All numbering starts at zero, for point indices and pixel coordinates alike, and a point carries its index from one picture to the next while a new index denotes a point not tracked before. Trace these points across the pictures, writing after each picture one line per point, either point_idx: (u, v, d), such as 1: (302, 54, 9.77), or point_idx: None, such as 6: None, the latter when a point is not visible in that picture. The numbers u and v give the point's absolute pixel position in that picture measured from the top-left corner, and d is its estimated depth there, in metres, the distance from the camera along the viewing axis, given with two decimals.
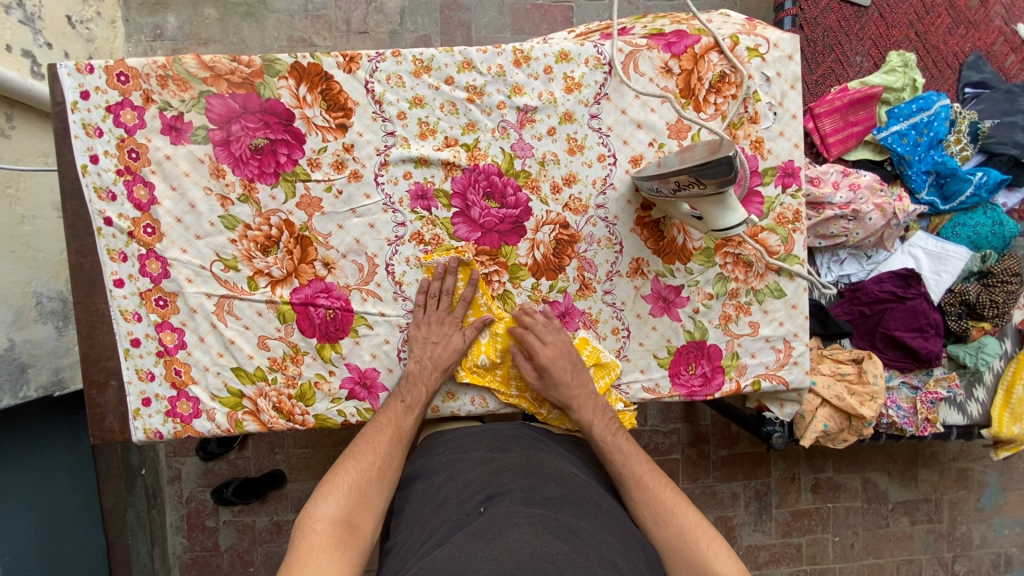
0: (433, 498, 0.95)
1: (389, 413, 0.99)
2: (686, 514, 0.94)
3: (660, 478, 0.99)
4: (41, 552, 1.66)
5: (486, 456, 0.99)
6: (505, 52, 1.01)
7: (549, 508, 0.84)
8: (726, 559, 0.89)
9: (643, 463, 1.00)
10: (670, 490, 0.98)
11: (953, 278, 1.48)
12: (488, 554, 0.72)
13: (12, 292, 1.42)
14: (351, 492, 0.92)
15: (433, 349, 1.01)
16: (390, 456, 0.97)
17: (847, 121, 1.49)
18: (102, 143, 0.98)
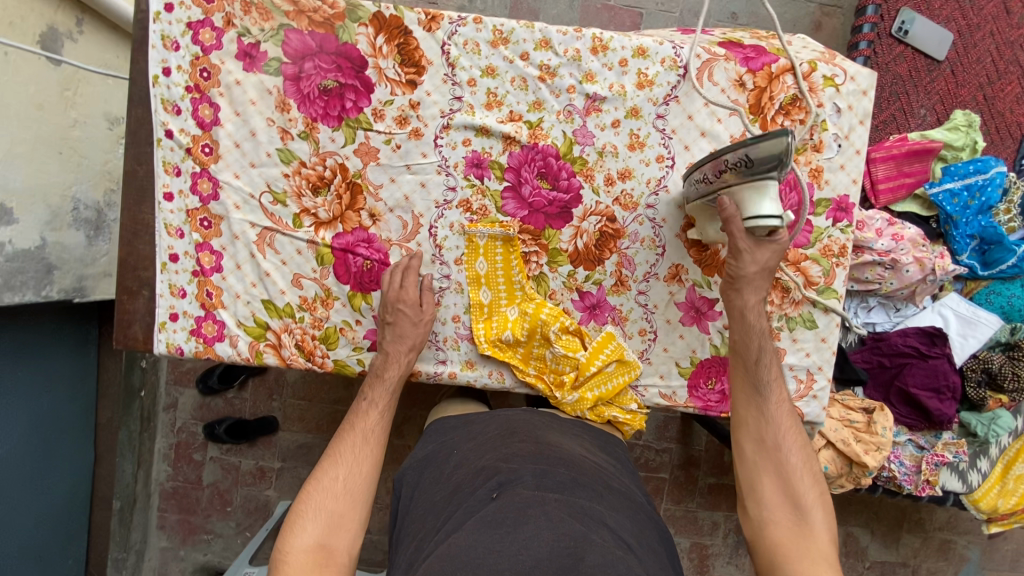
0: (445, 485, 0.94)
1: (356, 418, 0.99)
2: (802, 453, 0.97)
3: (790, 410, 0.99)
4: (31, 453, 1.67)
5: (495, 442, 1.00)
6: (585, 38, 1.02)
7: (563, 493, 0.85)
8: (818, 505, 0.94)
9: (781, 393, 0.99)
10: (798, 427, 0.99)
11: (978, 344, 1.47)
12: (506, 548, 0.74)
13: (51, 192, 1.44)
14: (319, 515, 0.88)
15: (405, 329, 0.99)
16: (356, 466, 0.94)
17: (901, 171, 1.47)
18: (176, 57, 0.99)
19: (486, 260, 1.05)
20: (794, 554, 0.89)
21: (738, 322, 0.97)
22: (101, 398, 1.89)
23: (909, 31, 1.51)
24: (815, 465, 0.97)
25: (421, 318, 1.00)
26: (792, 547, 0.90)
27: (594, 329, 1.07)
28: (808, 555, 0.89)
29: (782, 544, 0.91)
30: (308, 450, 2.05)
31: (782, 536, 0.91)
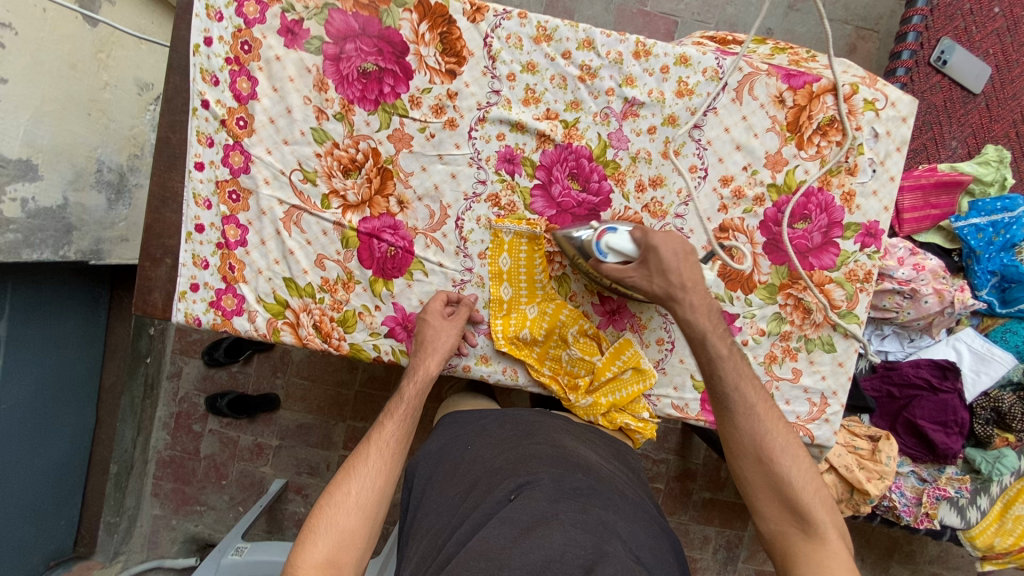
0: (460, 482, 0.95)
1: (375, 434, 0.97)
2: (794, 456, 0.95)
3: (773, 414, 0.96)
4: (37, 412, 1.67)
5: (511, 442, 1.00)
6: (628, 41, 1.01)
7: (580, 500, 0.86)
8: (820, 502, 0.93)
9: (758, 399, 0.96)
10: (784, 428, 0.96)
11: (990, 382, 1.46)
12: (520, 549, 0.75)
13: (77, 151, 1.43)
14: (330, 529, 0.87)
15: (438, 339, 0.98)
16: (370, 480, 0.92)
17: (928, 201, 1.46)
18: (219, 28, 0.98)
19: (509, 256, 1.04)
20: (804, 562, 0.90)
21: (693, 340, 0.94)
22: (108, 360, 1.92)
23: (948, 61, 1.50)
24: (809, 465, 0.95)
25: (448, 330, 0.99)
26: (803, 554, 0.90)
27: (611, 334, 1.06)
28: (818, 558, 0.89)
29: (792, 552, 0.91)
30: (307, 431, 2.05)
31: (790, 544, 0.92)
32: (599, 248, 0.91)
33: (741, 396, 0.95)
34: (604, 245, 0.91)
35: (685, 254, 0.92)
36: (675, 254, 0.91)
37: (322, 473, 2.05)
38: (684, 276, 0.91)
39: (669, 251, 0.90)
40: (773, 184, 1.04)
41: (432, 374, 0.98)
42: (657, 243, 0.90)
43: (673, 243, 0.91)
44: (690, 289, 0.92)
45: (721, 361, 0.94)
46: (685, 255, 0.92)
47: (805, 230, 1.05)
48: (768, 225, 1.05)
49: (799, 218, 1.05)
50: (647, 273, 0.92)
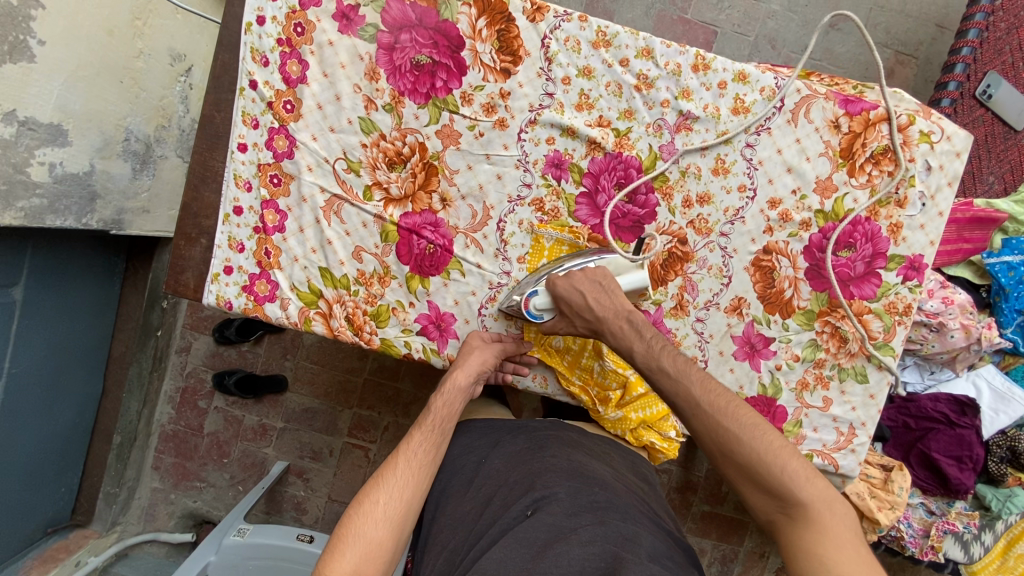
0: (474, 497, 0.95)
1: (404, 446, 0.95)
2: (760, 437, 0.83)
3: (726, 398, 0.87)
4: (45, 379, 1.64)
5: (526, 455, 0.99)
6: (688, 53, 0.99)
7: (599, 513, 0.85)
8: (805, 481, 0.80)
9: (701, 385, 0.87)
10: (742, 409, 0.86)
11: (1009, 421, 1.45)
12: (537, 566, 0.76)
13: (107, 119, 1.40)
14: (357, 540, 0.84)
15: (469, 355, 0.98)
16: (397, 492, 0.89)
17: (961, 236, 1.45)
18: (272, 7, 0.96)
19: (550, 261, 1.02)
20: (802, 553, 0.76)
21: (627, 359, 0.92)
22: (118, 332, 1.88)
23: (994, 96, 1.48)
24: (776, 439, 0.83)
25: (484, 351, 0.98)
26: (798, 544, 0.77)
27: None
28: (819, 549, 0.75)
29: (793, 549, 0.77)
30: (312, 416, 2.04)
31: (787, 540, 0.78)
32: (532, 314, 0.96)
33: (680, 388, 0.87)
34: (534, 308, 0.96)
35: (594, 286, 0.93)
36: (582, 291, 0.92)
37: (325, 459, 2.04)
38: (595, 309, 0.91)
39: (572, 290, 0.92)
40: (821, 210, 1.03)
41: (462, 387, 0.97)
42: (558, 291, 0.92)
43: (576, 283, 0.93)
44: (602, 316, 0.90)
45: (657, 360, 0.89)
46: (590, 289, 0.92)
47: (848, 258, 1.04)
48: (811, 251, 1.03)
49: (844, 246, 1.04)
50: (569, 321, 0.95)
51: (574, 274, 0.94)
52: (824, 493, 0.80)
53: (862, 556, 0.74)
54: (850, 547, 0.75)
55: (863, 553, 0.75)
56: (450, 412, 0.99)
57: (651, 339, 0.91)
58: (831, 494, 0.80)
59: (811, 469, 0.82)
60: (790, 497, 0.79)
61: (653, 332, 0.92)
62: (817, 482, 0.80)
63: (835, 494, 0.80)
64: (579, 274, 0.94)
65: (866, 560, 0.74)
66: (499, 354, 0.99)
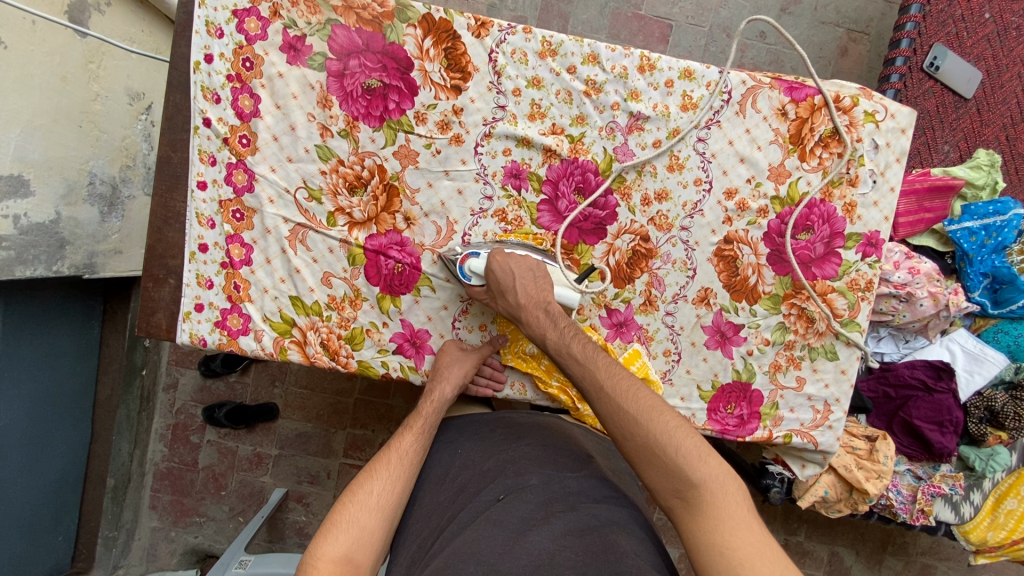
0: (449, 486, 0.96)
1: (397, 443, 0.96)
2: (657, 420, 0.83)
3: (625, 380, 0.87)
4: (31, 430, 1.63)
5: (500, 443, 1.00)
6: (633, 55, 1.01)
7: (567, 500, 0.87)
8: (701, 462, 0.79)
9: (605, 369, 0.88)
10: (641, 391, 0.86)
11: (984, 381, 1.50)
12: (510, 553, 0.77)
13: (69, 165, 1.40)
14: (350, 526, 0.83)
15: (455, 368, 0.99)
16: (391, 483, 0.90)
17: (922, 206, 1.47)
18: (219, 44, 0.97)
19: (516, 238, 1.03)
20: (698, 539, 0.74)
21: (539, 344, 0.94)
22: (102, 375, 1.86)
23: (941, 67, 1.52)
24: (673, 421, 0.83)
25: (465, 361, 1.01)
26: (695, 531, 0.74)
27: (619, 347, 1.07)
28: (714, 534, 0.73)
29: (691, 537, 0.75)
30: (306, 440, 2.04)
31: (684, 529, 0.76)
32: (462, 271, 0.97)
33: (587, 370, 0.89)
34: (468, 269, 0.97)
35: (528, 273, 0.96)
36: (512, 273, 0.95)
37: (323, 481, 2.04)
38: (518, 295, 0.93)
39: (505, 272, 0.95)
40: (776, 196, 1.05)
41: (449, 398, 0.99)
42: (494, 266, 0.94)
43: (512, 265, 0.95)
44: (522, 302, 0.92)
45: (567, 346, 0.91)
46: (523, 276, 0.95)
47: (807, 240, 1.06)
48: (771, 236, 1.06)
49: (802, 229, 1.06)
50: (492, 296, 0.97)
51: (514, 256, 0.97)
52: (719, 474, 0.78)
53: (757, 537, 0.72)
54: (745, 529, 0.73)
55: (758, 534, 0.73)
56: (438, 416, 1.00)
57: (564, 327, 0.93)
58: (726, 475, 0.78)
59: (707, 450, 0.81)
60: (684, 480, 0.77)
61: (569, 322, 0.94)
62: (713, 463, 0.79)
63: (731, 476, 0.78)
64: (518, 258, 0.97)
65: (763, 542, 0.73)
66: (476, 365, 1.01)
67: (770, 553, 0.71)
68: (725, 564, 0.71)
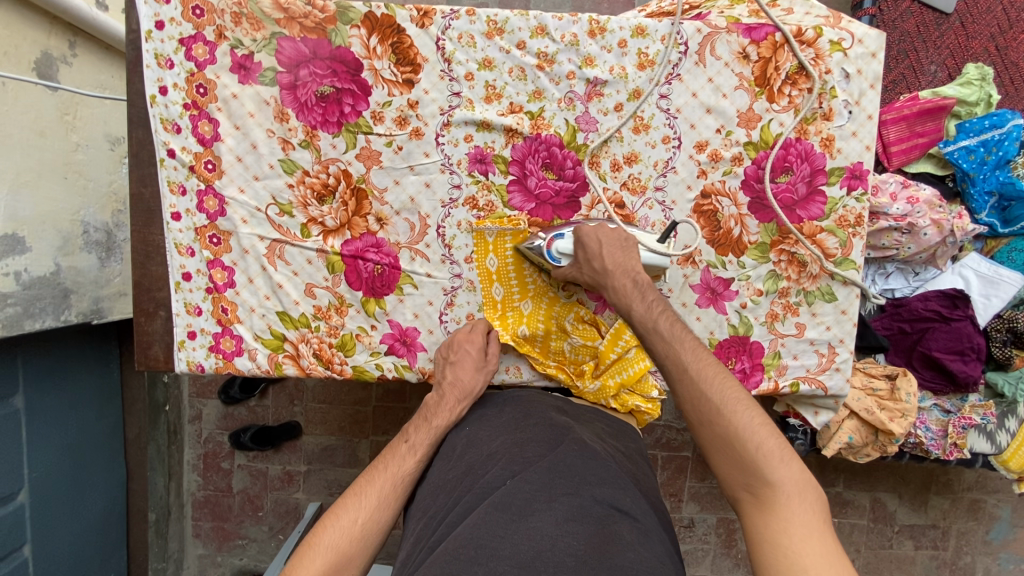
0: (457, 465, 0.95)
1: (391, 462, 0.97)
2: (741, 412, 0.83)
3: (710, 367, 0.86)
4: (67, 477, 1.69)
5: (509, 425, 0.99)
6: (581, 21, 0.99)
7: (574, 481, 0.86)
8: (782, 463, 0.79)
9: (691, 352, 0.88)
10: (729, 382, 0.86)
11: (1003, 304, 1.43)
12: (510, 537, 0.77)
13: (61, 218, 1.45)
14: (328, 550, 0.84)
15: (450, 369, 1.00)
16: (380, 510, 0.91)
17: (914, 130, 1.43)
18: (172, 75, 0.98)
19: (496, 255, 1.03)
20: (762, 535, 0.75)
21: (624, 315, 0.93)
22: (128, 416, 1.92)
23: None
24: (765, 418, 0.83)
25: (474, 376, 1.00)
26: (760, 526, 0.76)
27: (609, 318, 1.06)
28: (779, 535, 0.74)
29: (753, 531, 0.76)
30: (332, 452, 2.08)
31: (750, 525, 0.77)
32: (550, 255, 0.97)
33: (671, 350, 0.88)
34: (554, 251, 0.96)
35: (616, 241, 0.96)
36: (599, 240, 0.95)
37: None
38: (606, 261, 0.93)
39: (592, 239, 0.95)
40: (749, 141, 1.03)
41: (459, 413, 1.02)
42: (582, 234, 0.95)
43: (601, 233, 0.96)
44: (609, 268, 0.92)
45: (654, 321, 0.90)
46: (610, 242, 0.95)
47: (788, 182, 1.03)
48: (750, 183, 1.03)
49: (781, 172, 1.03)
50: (579, 268, 0.96)
51: (602, 226, 0.97)
52: (799, 480, 0.78)
53: (829, 550, 0.72)
54: (817, 540, 0.73)
55: (829, 546, 0.72)
56: (437, 434, 1.01)
57: (652, 301, 0.92)
58: (806, 483, 0.78)
59: (791, 453, 0.80)
60: (760, 477, 0.78)
61: (656, 296, 0.92)
62: (793, 467, 0.79)
63: (811, 484, 0.78)
64: (606, 229, 0.97)
65: (833, 554, 0.71)
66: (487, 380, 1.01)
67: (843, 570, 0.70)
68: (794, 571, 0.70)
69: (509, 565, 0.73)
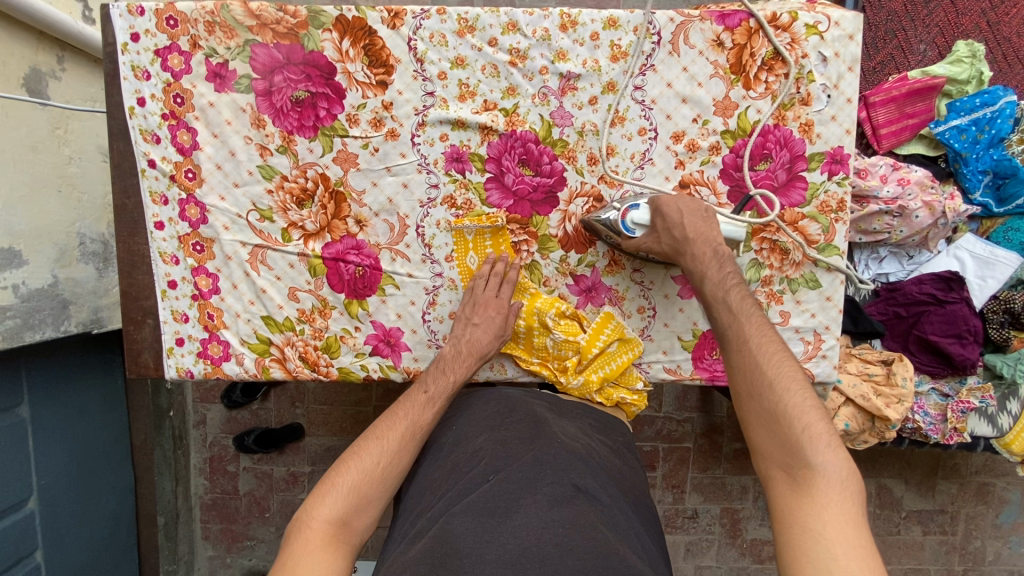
0: (444, 464, 0.96)
1: (408, 406, 0.98)
2: (793, 391, 0.82)
3: (772, 345, 0.86)
4: (75, 483, 1.73)
5: (493, 421, 1.00)
6: (552, 15, 0.99)
7: (558, 477, 0.87)
8: (828, 450, 0.77)
9: (753, 324, 0.88)
10: (785, 360, 0.85)
11: (998, 285, 1.41)
12: (497, 538, 0.77)
13: (57, 230, 1.47)
14: (348, 494, 0.88)
15: (473, 330, 1.00)
16: (398, 455, 0.94)
17: (903, 112, 1.40)
18: (149, 86, 0.99)
19: (477, 254, 1.05)
20: (792, 511, 0.75)
21: (695, 284, 0.94)
22: (133, 423, 1.92)
23: None
24: (818, 402, 0.82)
25: (486, 329, 1.00)
26: (791, 504, 0.76)
27: (591, 312, 1.06)
28: (811, 516, 0.73)
29: (784, 509, 0.76)
30: (335, 453, 2.10)
31: (781, 501, 0.77)
32: (625, 225, 0.97)
33: (734, 319, 0.89)
34: (630, 222, 0.97)
35: (699, 213, 0.96)
36: (680, 212, 0.96)
37: None
38: (687, 230, 0.94)
39: (673, 210, 0.96)
40: (726, 130, 1.02)
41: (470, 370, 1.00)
42: (660, 205, 0.96)
43: (681, 204, 0.97)
44: (691, 236, 0.93)
45: (724, 291, 0.91)
46: (691, 213, 0.96)
47: (767, 170, 1.03)
48: (728, 172, 1.03)
49: (759, 159, 1.02)
50: (658, 238, 0.97)
51: (680, 198, 0.98)
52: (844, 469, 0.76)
53: (862, 541, 0.70)
54: (848, 528, 0.71)
55: (863, 539, 0.70)
56: (455, 388, 1.00)
57: (726, 272, 0.92)
58: (850, 474, 0.76)
59: (839, 443, 0.79)
60: (800, 456, 0.78)
61: (733, 269, 0.93)
62: (840, 455, 0.77)
63: (855, 476, 0.76)
64: (687, 201, 0.98)
65: (866, 546, 0.70)
66: (499, 334, 1.00)
67: (872, 563, 0.68)
68: (819, 551, 0.70)
69: (495, 566, 0.73)
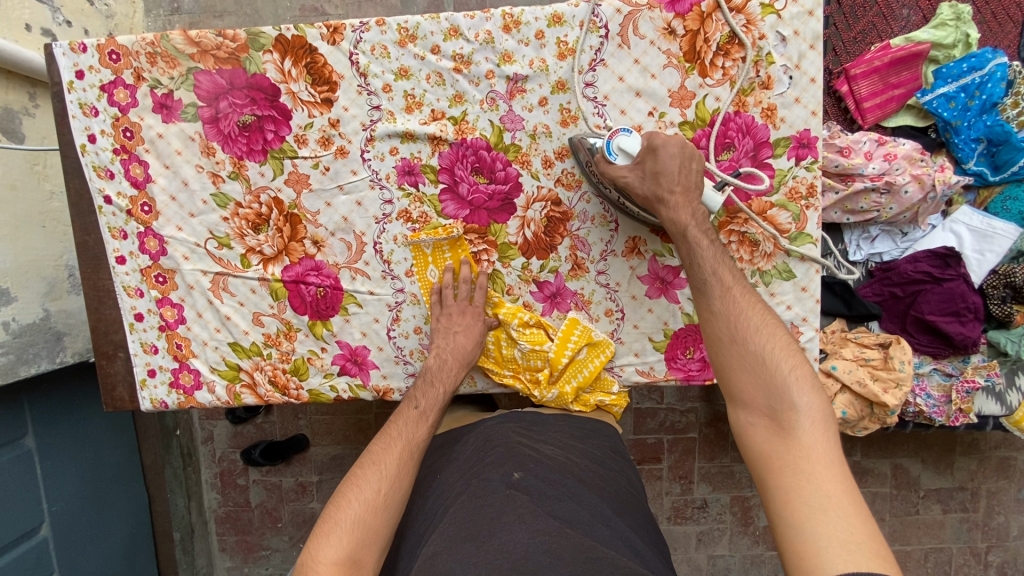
0: (430, 514, 0.93)
1: (401, 424, 0.96)
2: (772, 337, 0.84)
3: (751, 295, 0.87)
4: (88, 506, 1.78)
5: (472, 461, 0.97)
6: (494, 17, 0.95)
7: (538, 499, 0.84)
8: (807, 391, 0.80)
9: (732, 273, 0.87)
10: (762, 308, 0.86)
11: (997, 259, 1.34)
12: (485, 557, 0.73)
13: (44, 264, 1.50)
14: (352, 530, 0.84)
15: (454, 338, 0.99)
16: (398, 480, 0.90)
17: (887, 83, 1.34)
18: (98, 122, 0.99)
19: (437, 267, 1.03)
20: (779, 454, 0.77)
21: (677, 233, 0.87)
22: (142, 444, 2.00)
23: None
24: (795, 347, 0.84)
25: (468, 334, 1.00)
26: (778, 448, 0.77)
27: (557, 318, 1.04)
28: (801, 458, 0.75)
29: (771, 453, 0.78)
30: (341, 461, 2.12)
31: (766, 444, 0.79)
32: (610, 147, 0.89)
33: (716, 267, 0.87)
34: (615, 146, 0.88)
35: (688, 157, 0.87)
36: (675, 158, 0.87)
37: None
38: (674, 179, 0.86)
39: (669, 156, 0.86)
40: (685, 121, 0.98)
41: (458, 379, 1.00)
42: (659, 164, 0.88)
43: (673, 147, 0.86)
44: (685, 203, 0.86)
45: (707, 243, 0.87)
46: (682, 159, 0.87)
47: (731, 159, 0.98)
48: None
49: (722, 149, 0.98)
50: (640, 179, 0.88)
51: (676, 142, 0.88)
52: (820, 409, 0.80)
53: (845, 477, 0.73)
54: (836, 465, 0.74)
55: (844, 475, 0.74)
56: (444, 399, 1.00)
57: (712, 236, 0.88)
58: (825, 412, 0.80)
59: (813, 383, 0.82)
60: (786, 399, 0.79)
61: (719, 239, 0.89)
62: (818, 396, 0.80)
63: (830, 413, 0.80)
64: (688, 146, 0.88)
65: (848, 481, 0.73)
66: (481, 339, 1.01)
67: (855, 494, 0.72)
68: (813, 490, 0.72)
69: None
